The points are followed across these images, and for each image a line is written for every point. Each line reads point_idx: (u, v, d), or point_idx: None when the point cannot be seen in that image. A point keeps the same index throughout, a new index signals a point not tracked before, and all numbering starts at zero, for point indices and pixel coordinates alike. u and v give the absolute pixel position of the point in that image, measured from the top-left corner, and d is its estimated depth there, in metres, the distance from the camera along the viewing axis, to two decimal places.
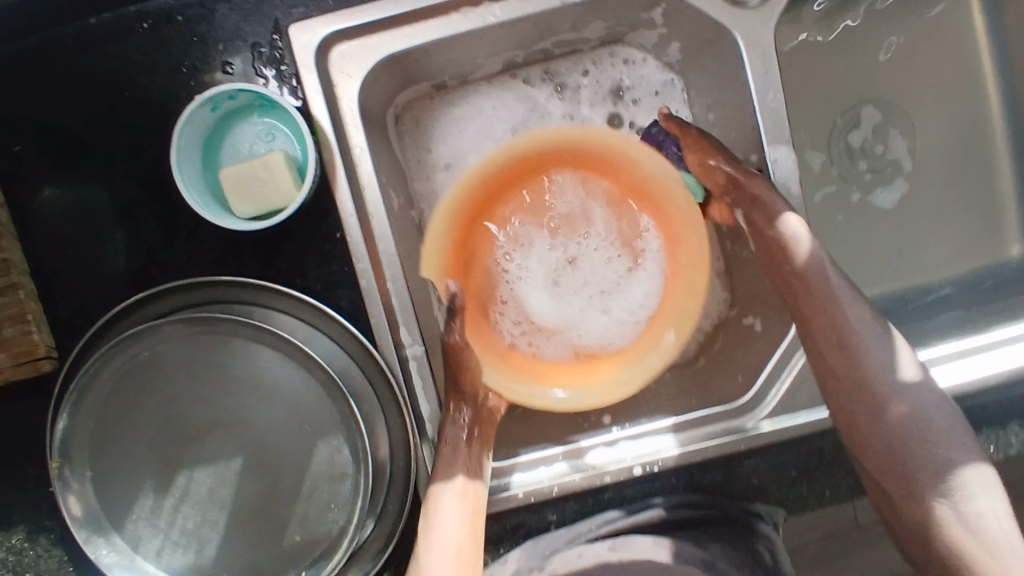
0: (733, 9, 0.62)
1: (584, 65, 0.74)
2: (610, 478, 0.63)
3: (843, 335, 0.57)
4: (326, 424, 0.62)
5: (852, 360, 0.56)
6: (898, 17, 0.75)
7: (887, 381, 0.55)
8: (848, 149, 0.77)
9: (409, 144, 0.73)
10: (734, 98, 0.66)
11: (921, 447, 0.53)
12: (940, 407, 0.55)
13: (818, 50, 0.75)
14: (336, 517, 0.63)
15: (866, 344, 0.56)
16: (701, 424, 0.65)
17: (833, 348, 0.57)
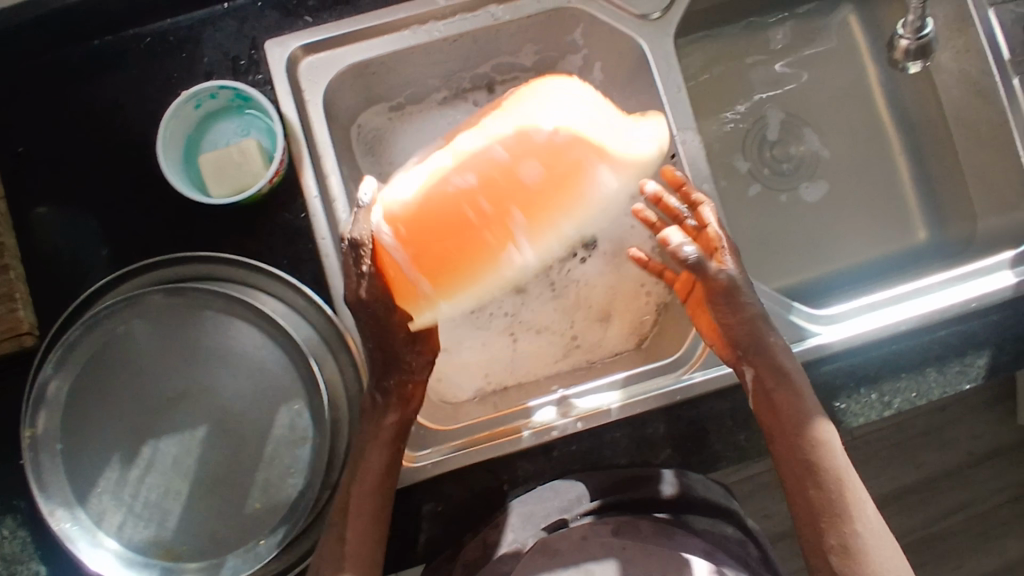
0: (639, 22, 0.74)
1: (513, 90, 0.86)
2: (557, 433, 0.68)
3: (797, 423, 0.63)
4: (290, 388, 0.66)
5: (804, 446, 0.62)
6: (792, 37, 0.87)
7: (831, 471, 0.61)
8: (759, 151, 0.86)
9: (376, 156, 0.84)
10: (648, 100, 0.77)
11: (847, 536, 0.58)
12: (869, 502, 0.60)
13: (725, 67, 0.86)
14: (296, 482, 0.66)
15: (815, 435, 0.62)
16: (642, 380, 0.70)
17: (789, 435, 0.63)
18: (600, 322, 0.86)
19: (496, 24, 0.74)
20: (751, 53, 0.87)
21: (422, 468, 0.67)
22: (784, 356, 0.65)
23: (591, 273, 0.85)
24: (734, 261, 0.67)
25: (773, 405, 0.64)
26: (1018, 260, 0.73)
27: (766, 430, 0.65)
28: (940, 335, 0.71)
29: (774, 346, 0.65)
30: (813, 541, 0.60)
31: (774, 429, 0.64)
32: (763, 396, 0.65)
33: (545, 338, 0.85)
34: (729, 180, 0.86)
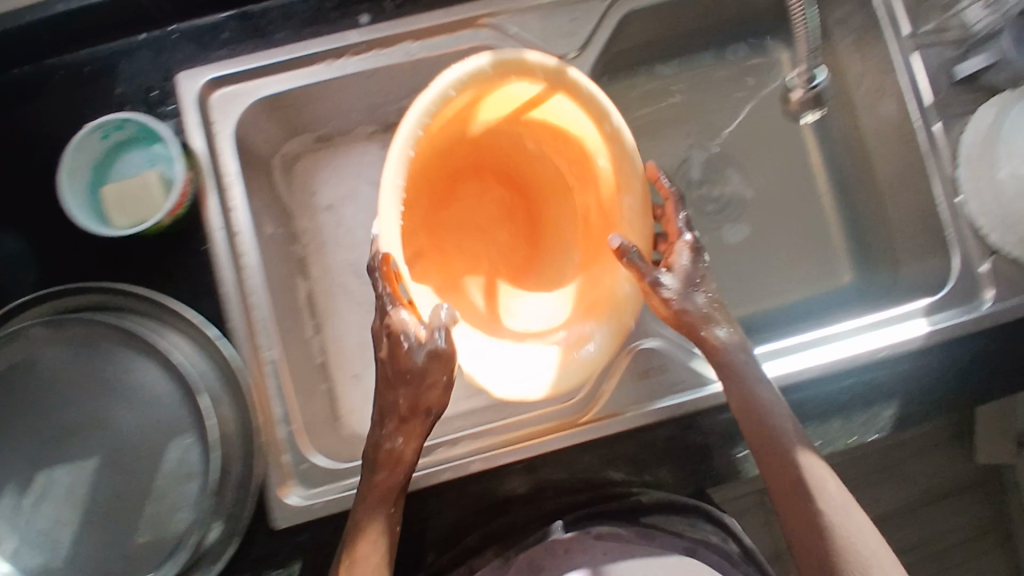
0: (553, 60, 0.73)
1: None
2: (449, 474, 0.69)
3: (773, 436, 0.62)
4: (180, 423, 0.67)
5: (785, 455, 0.61)
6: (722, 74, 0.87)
7: (807, 478, 0.60)
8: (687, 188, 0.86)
9: (296, 184, 0.85)
10: None
11: (831, 543, 0.57)
12: (850, 503, 0.59)
13: (655, 103, 0.85)
14: (183, 517, 0.67)
15: (787, 444, 0.61)
16: (537, 423, 0.71)
17: (768, 450, 0.62)
18: None
19: (411, 61, 0.73)
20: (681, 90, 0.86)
21: (313, 507, 0.68)
22: (761, 386, 0.64)
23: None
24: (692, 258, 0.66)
25: (752, 421, 0.63)
26: (930, 309, 0.72)
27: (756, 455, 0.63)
28: (851, 382, 0.71)
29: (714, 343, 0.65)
30: (802, 552, 0.58)
31: (759, 450, 0.62)
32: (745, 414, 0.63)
33: None
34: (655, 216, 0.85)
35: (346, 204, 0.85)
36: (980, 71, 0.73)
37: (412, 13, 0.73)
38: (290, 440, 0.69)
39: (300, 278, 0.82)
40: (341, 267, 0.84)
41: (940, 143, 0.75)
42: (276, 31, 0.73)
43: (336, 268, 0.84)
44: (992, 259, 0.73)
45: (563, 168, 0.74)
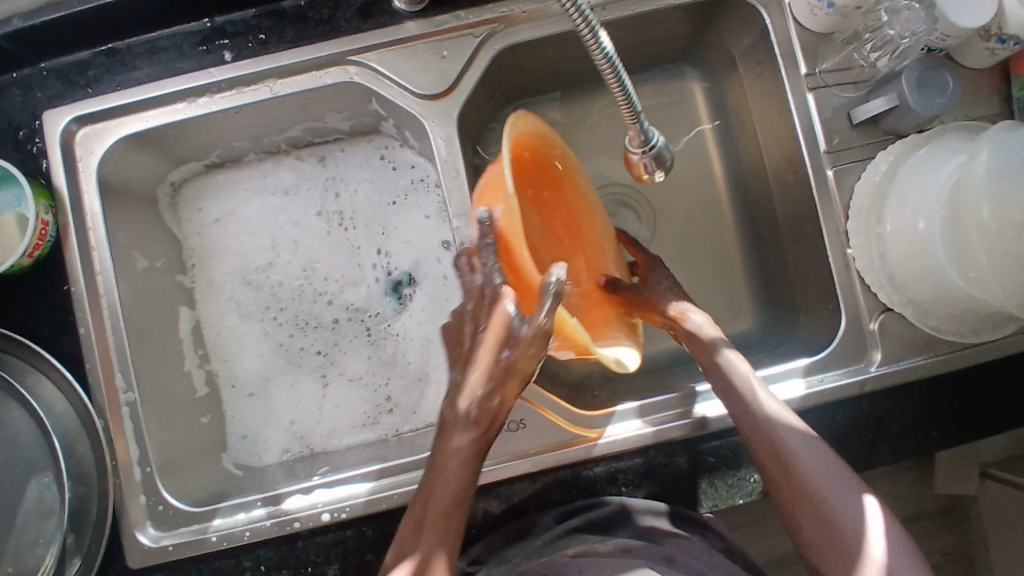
0: (420, 99, 0.70)
1: (320, 146, 0.84)
2: (299, 524, 0.67)
3: (768, 430, 0.60)
4: (37, 461, 0.69)
5: (780, 444, 0.59)
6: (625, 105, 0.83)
7: (810, 470, 0.58)
8: None
9: (183, 209, 0.84)
10: None
11: (836, 535, 0.55)
12: (854, 491, 0.57)
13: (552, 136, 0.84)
14: (42, 553, 0.68)
15: (782, 435, 0.59)
16: (395, 473, 0.69)
17: (766, 445, 0.60)
18: (417, 385, 0.83)
19: (277, 99, 0.72)
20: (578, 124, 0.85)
21: (165, 549, 0.68)
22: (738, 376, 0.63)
23: (408, 326, 0.84)
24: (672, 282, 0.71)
25: (748, 413, 0.61)
26: (811, 368, 0.68)
27: (751, 450, 0.61)
28: (712, 445, 0.71)
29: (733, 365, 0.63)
30: (804, 543, 0.57)
31: (754, 443, 0.61)
32: (732, 405, 0.62)
33: (355, 391, 0.83)
34: None
35: (234, 215, 0.84)
36: (882, 114, 0.67)
37: (277, 48, 0.71)
38: (148, 480, 0.69)
39: (188, 308, 0.82)
40: (234, 285, 0.84)
41: (833, 190, 0.70)
42: (140, 67, 0.71)
43: (228, 285, 0.84)
44: (884, 316, 0.68)
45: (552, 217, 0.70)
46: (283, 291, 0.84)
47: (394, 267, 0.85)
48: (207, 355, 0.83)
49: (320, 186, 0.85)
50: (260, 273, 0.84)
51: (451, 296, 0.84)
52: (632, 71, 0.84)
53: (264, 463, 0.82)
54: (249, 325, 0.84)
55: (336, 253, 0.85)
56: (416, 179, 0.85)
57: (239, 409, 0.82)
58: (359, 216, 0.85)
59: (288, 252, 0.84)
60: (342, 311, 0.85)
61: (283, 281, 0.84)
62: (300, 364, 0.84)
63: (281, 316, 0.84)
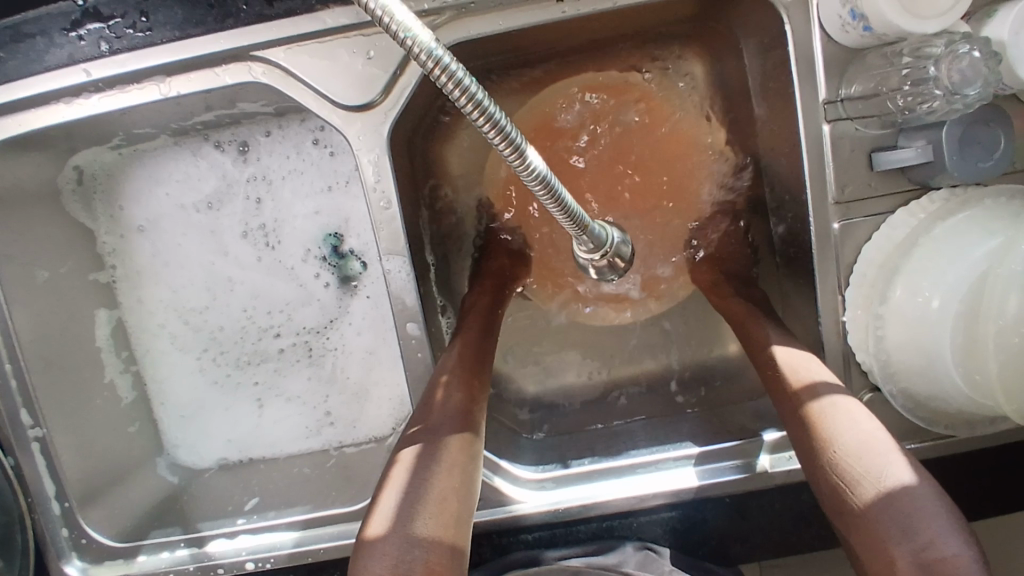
0: (341, 111, 0.58)
1: (235, 126, 0.72)
2: (223, 570, 0.65)
3: (813, 396, 0.51)
4: None
5: (823, 409, 0.49)
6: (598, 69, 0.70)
7: (861, 432, 0.47)
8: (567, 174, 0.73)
9: (99, 204, 0.74)
10: None
11: (892, 507, 0.42)
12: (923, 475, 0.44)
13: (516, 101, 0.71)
14: None
15: (831, 401, 0.50)
16: (320, 524, 0.64)
17: (806, 413, 0.50)
18: (356, 400, 0.77)
19: (169, 99, 0.59)
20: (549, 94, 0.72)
21: None
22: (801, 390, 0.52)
23: (348, 337, 0.76)
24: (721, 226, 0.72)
25: (780, 381, 0.54)
26: (776, 444, 0.62)
27: (790, 428, 0.52)
28: (662, 515, 0.64)
29: (787, 356, 0.55)
30: (848, 522, 0.44)
31: (793, 414, 0.52)
32: (772, 383, 0.55)
33: (295, 409, 0.77)
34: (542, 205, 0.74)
35: (157, 224, 0.75)
36: (910, 165, 0.54)
37: (162, 39, 0.57)
38: (68, 514, 0.66)
39: (107, 309, 0.75)
40: (167, 315, 0.76)
41: (839, 247, 0.58)
42: (1, 59, 0.59)
43: (162, 308, 0.76)
44: (871, 395, 0.60)
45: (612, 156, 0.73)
46: (226, 336, 0.76)
47: (318, 247, 0.75)
48: (138, 371, 0.77)
49: (242, 191, 0.74)
50: (196, 314, 0.76)
51: (381, 302, 0.75)
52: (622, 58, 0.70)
53: (201, 467, 0.78)
54: (183, 357, 0.77)
55: (273, 280, 0.75)
56: (345, 164, 0.73)
57: (170, 423, 0.77)
58: (283, 227, 0.75)
59: (223, 292, 0.76)
60: (290, 338, 0.76)
61: (223, 326, 0.76)
62: (238, 397, 0.77)
63: (223, 358, 0.77)
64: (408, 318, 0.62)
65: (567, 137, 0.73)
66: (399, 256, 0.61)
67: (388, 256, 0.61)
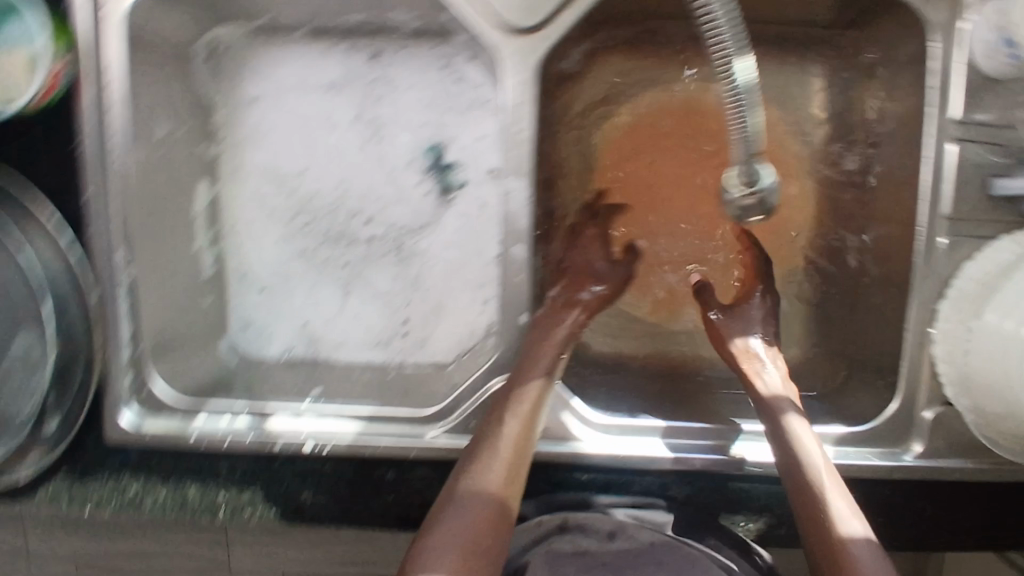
0: (503, 30, 0.60)
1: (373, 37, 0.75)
2: (280, 447, 0.66)
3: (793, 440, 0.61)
4: (28, 315, 0.65)
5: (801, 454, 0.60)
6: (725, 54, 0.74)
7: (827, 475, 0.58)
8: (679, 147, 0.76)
9: (221, 76, 0.76)
10: None
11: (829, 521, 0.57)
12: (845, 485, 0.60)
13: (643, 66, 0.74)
14: (24, 403, 0.67)
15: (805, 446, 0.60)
16: (385, 421, 0.66)
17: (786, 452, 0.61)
18: (432, 315, 0.79)
19: None
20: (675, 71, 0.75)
21: (142, 436, 0.67)
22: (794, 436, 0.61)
23: (436, 242, 0.79)
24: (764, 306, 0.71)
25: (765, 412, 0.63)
26: (843, 437, 0.65)
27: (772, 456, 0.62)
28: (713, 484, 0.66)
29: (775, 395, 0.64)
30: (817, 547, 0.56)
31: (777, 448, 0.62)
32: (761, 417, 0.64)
33: (376, 304, 0.80)
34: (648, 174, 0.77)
35: (274, 104, 0.77)
36: None
37: None
38: (135, 364, 0.67)
39: (207, 183, 0.76)
40: (263, 182, 0.78)
41: (939, 261, 0.61)
42: None
43: (258, 179, 0.78)
44: (940, 409, 0.64)
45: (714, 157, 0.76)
46: (318, 205, 0.79)
47: (421, 158, 0.77)
48: (223, 241, 0.78)
49: (362, 89, 0.77)
50: (294, 180, 0.78)
51: (477, 231, 0.78)
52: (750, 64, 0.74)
53: (263, 356, 0.80)
54: (273, 229, 0.79)
55: (376, 176, 0.78)
56: (467, 95, 0.75)
57: (247, 299, 0.79)
58: (394, 127, 0.77)
59: (324, 167, 0.78)
60: (380, 229, 0.79)
61: (317, 195, 0.78)
62: (322, 274, 0.80)
63: (312, 227, 0.79)
64: (512, 241, 0.64)
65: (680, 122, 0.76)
66: (521, 182, 0.62)
67: (509, 179, 0.62)
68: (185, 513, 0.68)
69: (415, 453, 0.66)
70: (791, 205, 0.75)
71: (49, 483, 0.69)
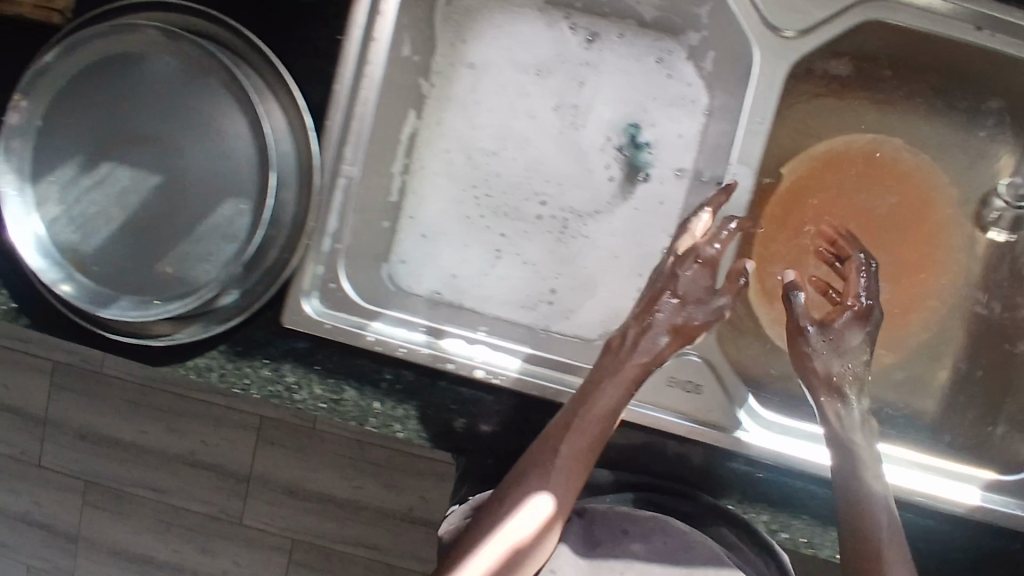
0: (766, 30, 0.65)
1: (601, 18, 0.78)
2: (451, 367, 0.67)
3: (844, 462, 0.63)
4: (243, 186, 0.66)
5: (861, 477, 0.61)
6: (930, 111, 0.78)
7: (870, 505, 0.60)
8: (865, 195, 0.80)
9: (448, 26, 0.79)
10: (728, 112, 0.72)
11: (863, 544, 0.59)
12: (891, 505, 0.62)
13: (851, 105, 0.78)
14: (208, 270, 0.67)
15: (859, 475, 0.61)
16: (553, 366, 0.69)
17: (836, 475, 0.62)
18: (581, 290, 0.80)
19: None
20: (876, 112, 0.79)
21: (321, 324, 0.67)
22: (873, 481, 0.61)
23: (602, 231, 0.80)
24: (854, 322, 0.67)
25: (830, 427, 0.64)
26: (991, 484, 0.67)
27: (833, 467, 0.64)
28: None
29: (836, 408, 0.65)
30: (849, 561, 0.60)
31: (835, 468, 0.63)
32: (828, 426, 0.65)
33: (526, 273, 0.81)
34: (833, 210, 0.80)
35: (486, 68, 0.80)
36: None
37: None
38: (330, 257, 0.69)
39: (413, 113, 0.79)
40: (454, 146, 0.80)
41: None
42: None
43: (454, 135, 0.80)
44: None
45: (895, 211, 0.80)
46: (498, 184, 0.80)
47: (616, 137, 0.79)
48: (406, 181, 0.80)
49: (570, 71, 0.79)
50: (484, 156, 0.80)
51: (652, 223, 0.79)
52: (950, 135, 0.78)
53: (413, 290, 0.80)
54: (451, 189, 0.80)
55: (564, 158, 0.80)
56: (677, 89, 0.79)
57: (409, 241, 0.81)
58: (591, 114, 0.79)
59: (514, 147, 0.80)
60: (552, 212, 0.80)
61: (500, 173, 0.80)
62: (479, 241, 0.81)
63: (485, 201, 0.80)
64: (725, 225, 0.67)
65: (875, 172, 0.80)
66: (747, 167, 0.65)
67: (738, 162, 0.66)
68: (339, 411, 0.68)
69: None
70: (949, 266, 0.80)
71: (205, 354, 0.69)
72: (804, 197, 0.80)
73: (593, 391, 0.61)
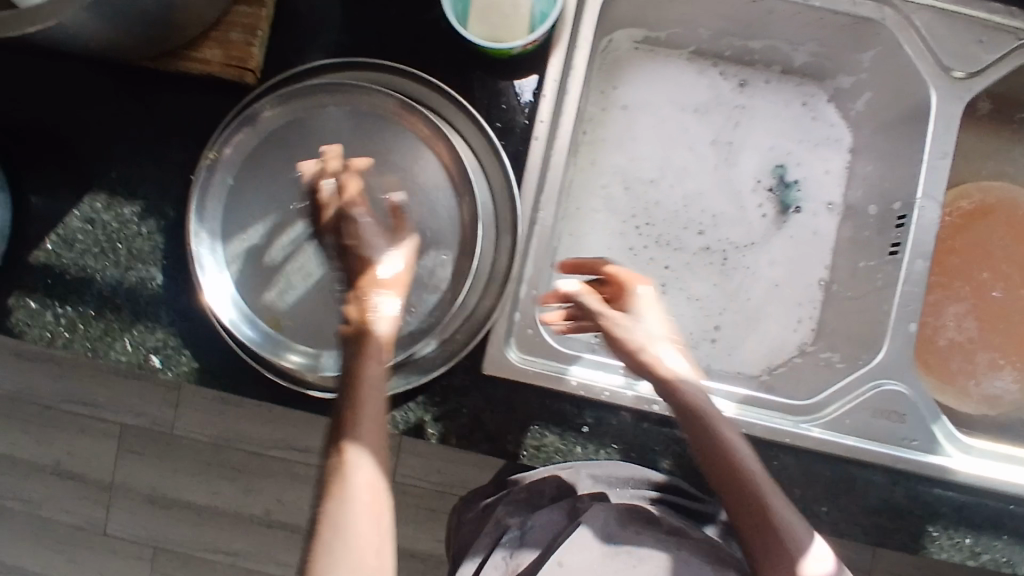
0: (939, 72, 0.69)
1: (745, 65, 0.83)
2: (657, 408, 0.69)
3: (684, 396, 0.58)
4: (444, 237, 0.68)
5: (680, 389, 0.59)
6: None
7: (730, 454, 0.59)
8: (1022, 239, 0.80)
9: (602, 76, 0.82)
10: (887, 150, 0.76)
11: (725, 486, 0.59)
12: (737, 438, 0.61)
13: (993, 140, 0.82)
14: (409, 321, 0.67)
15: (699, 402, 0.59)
16: (753, 405, 0.71)
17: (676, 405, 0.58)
18: (743, 326, 0.81)
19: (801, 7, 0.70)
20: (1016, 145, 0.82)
21: (524, 371, 0.69)
22: (747, 453, 0.60)
23: (761, 261, 0.82)
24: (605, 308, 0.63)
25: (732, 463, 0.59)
26: None
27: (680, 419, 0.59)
28: None
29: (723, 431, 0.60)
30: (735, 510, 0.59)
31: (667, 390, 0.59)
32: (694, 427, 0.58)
33: (691, 309, 0.81)
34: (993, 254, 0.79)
35: (642, 111, 0.82)
36: None
37: None
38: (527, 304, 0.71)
39: (574, 161, 0.81)
40: (612, 180, 0.82)
41: None
42: None
43: (609, 176, 0.82)
44: None
45: None
46: (659, 212, 0.82)
47: (768, 178, 0.82)
48: (564, 223, 0.81)
49: (725, 113, 0.83)
50: (643, 186, 0.82)
51: (808, 254, 0.82)
52: None
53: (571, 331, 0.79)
54: (610, 221, 0.82)
55: (719, 191, 0.82)
56: (823, 131, 0.82)
57: None
58: (745, 152, 0.82)
59: (673, 177, 0.82)
60: (710, 241, 0.82)
61: (660, 202, 0.82)
62: (642, 273, 0.82)
63: (647, 230, 0.82)
64: (916, 257, 0.70)
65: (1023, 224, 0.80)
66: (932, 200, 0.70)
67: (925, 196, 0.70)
68: (542, 457, 0.68)
69: (785, 437, 0.69)
70: None
71: (405, 408, 0.68)
72: (959, 253, 0.79)
73: (352, 357, 0.56)
